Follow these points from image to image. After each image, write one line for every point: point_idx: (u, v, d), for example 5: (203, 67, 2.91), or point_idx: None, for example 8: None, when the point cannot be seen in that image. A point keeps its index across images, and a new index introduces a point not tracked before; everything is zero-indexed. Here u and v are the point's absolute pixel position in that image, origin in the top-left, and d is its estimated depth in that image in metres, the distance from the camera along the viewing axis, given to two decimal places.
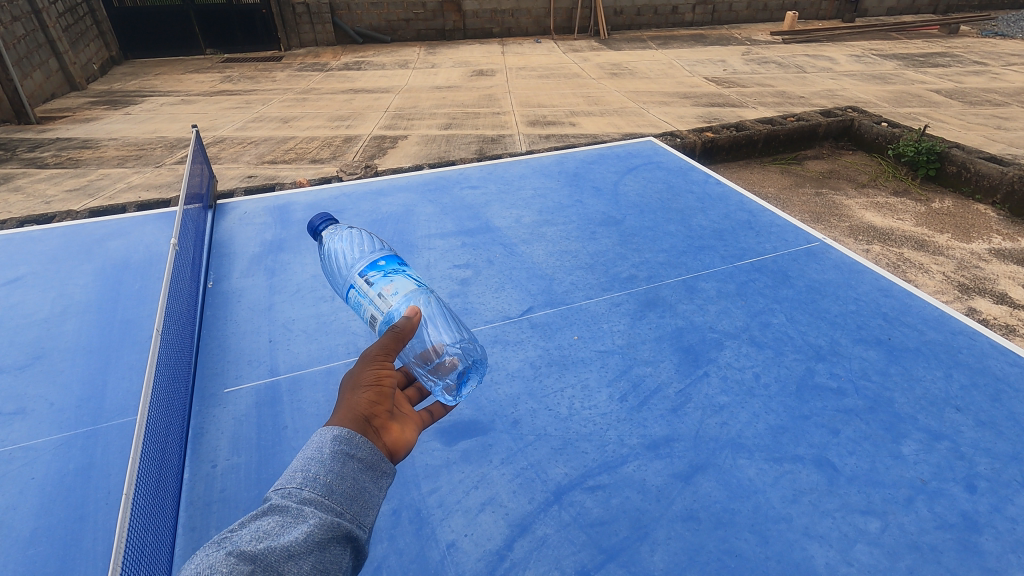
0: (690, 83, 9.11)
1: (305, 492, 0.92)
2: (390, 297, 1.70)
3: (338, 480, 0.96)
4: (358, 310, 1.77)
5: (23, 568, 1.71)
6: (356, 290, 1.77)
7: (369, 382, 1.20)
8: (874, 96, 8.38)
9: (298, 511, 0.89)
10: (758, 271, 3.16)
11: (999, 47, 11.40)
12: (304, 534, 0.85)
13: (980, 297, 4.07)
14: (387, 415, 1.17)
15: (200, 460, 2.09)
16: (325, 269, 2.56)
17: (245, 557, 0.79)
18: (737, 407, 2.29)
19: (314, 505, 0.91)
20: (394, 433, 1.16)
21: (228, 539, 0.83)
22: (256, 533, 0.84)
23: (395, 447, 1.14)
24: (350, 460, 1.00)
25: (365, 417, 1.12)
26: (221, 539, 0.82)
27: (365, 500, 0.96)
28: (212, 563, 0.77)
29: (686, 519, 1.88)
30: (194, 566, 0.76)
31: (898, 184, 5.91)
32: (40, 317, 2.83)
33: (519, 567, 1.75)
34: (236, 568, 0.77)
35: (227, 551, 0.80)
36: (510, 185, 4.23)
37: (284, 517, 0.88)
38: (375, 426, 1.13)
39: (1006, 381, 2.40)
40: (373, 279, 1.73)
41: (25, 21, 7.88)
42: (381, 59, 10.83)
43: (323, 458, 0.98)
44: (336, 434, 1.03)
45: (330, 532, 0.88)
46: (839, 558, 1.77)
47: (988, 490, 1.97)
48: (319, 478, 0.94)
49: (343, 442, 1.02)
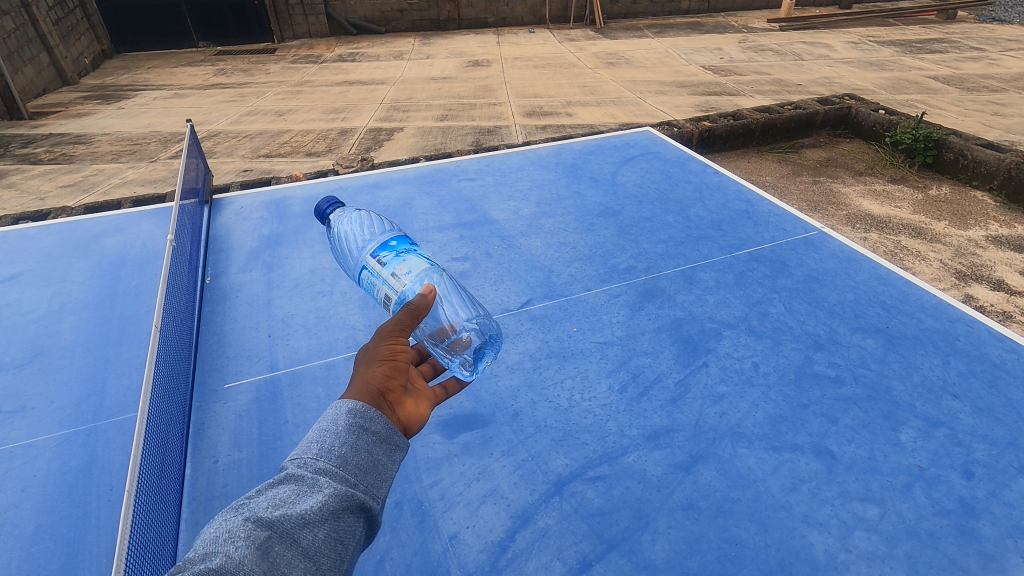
0: (686, 71, 9.08)
1: (321, 463, 0.95)
2: (403, 276, 1.72)
3: (353, 452, 0.99)
4: (372, 292, 1.79)
5: (27, 565, 1.72)
6: (368, 271, 1.79)
7: (384, 356, 1.23)
8: (871, 83, 8.37)
9: (313, 481, 0.93)
10: (756, 261, 3.16)
11: (996, 33, 11.37)
12: (319, 503, 0.89)
13: (977, 284, 4.08)
14: (401, 390, 1.19)
15: (201, 455, 2.10)
16: (337, 250, 2.58)
17: (263, 522, 0.85)
18: (736, 396, 2.30)
19: (329, 475, 0.95)
20: (408, 407, 1.18)
21: (248, 505, 0.88)
22: (273, 500, 0.89)
23: (409, 422, 1.16)
24: (364, 432, 1.03)
25: (380, 390, 1.15)
26: (241, 506, 0.88)
27: (380, 472, 1.00)
28: (232, 529, 0.83)
29: (686, 508, 1.90)
30: (216, 530, 0.83)
31: (896, 171, 5.91)
32: (38, 315, 2.83)
33: (521, 558, 1.76)
34: (254, 534, 0.83)
35: (246, 517, 0.85)
36: (507, 177, 4.22)
37: (300, 486, 0.92)
38: (389, 400, 1.15)
39: (1004, 367, 2.41)
40: (385, 260, 1.76)
41: (15, 15, 7.82)
42: (375, 50, 10.77)
43: (339, 430, 1.01)
44: (351, 407, 1.07)
45: (345, 502, 0.92)
46: (838, 545, 1.78)
47: (985, 475, 1.98)
48: (334, 449, 0.98)
49: (359, 415, 1.05)
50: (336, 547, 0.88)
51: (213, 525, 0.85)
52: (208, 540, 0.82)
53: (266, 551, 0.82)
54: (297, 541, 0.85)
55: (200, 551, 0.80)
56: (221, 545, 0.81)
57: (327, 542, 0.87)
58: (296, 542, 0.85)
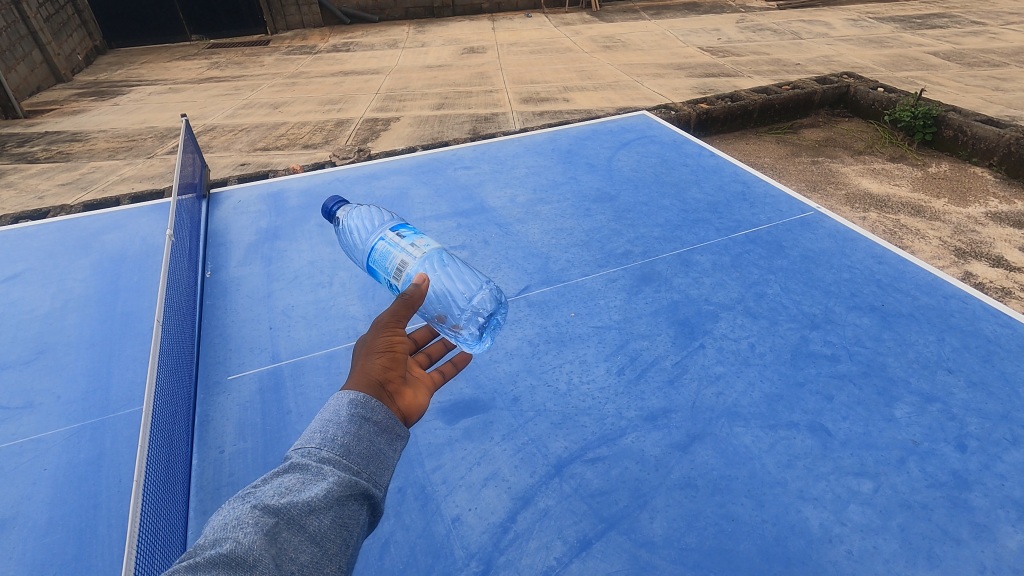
0: (684, 53, 9.02)
1: (324, 452, 0.98)
2: (422, 248, 1.77)
3: (355, 441, 1.02)
4: (383, 261, 1.78)
5: (41, 556, 1.77)
6: (384, 242, 1.79)
7: (382, 347, 1.25)
8: (870, 61, 8.32)
9: (318, 470, 0.96)
10: (753, 242, 3.18)
11: (997, 6, 11.28)
12: (324, 490, 0.93)
13: (976, 261, 4.09)
14: (400, 379, 1.22)
15: (207, 446, 2.14)
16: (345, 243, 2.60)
17: (270, 509, 0.88)
18: (733, 376, 2.33)
19: (333, 463, 0.98)
20: (407, 398, 1.21)
21: (254, 494, 0.92)
22: (279, 488, 0.92)
23: (409, 412, 1.19)
24: (366, 422, 1.06)
25: (380, 382, 1.17)
26: (249, 494, 0.92)
27: (381, 461, 1.03)
28: (241, 516, 0.86)
29: (684, 486, 1.93)
30: (225, 518, 0.86)
31: (895, 150, 5.89)
32: (41, 312, 2.86)
33: (523, 539, 1.80)
34: (263, 519, 0.86)
35: (253, 505, 0.88)
36: (503, 164, 4.23)
37: (305, 474, 0.95)
38: (389, 391, 1.18)
39: (997, 342, 2.44)
40: (405, 234, 1.80)
41: (6, 13, 7.78)
42: (369, 39, 10.71)
43: (340, 420, 1.04)
44: (353, 398, 1.09)
45: (349, 490, 0.95)
46: (832, 519, 1.82)
47: (979, 448, 2.01)
48: (337, 438, 1.01)
49: (360, 405, 1.08)
50: (341, 533, 0.91)
51: (222, 513, 0.88)
52: (217, 527, 0.85)
53: (274, 536, 0.85)
54: (303, 527, 0.88)
55: (209, 538, 0.83)
56: (230, 531, 0.84)
57: (332, 528, 0.90)
58: (303, 528, 0.88)
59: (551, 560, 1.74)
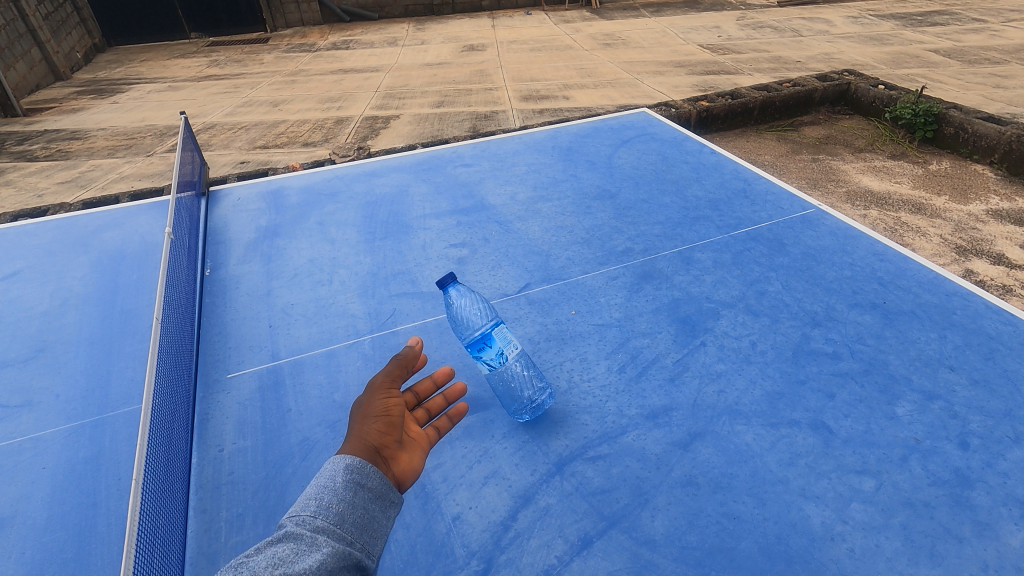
0: (684, 50, 9.01)
1: (319, 520, 0.93)
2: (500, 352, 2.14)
3: (349, 509, 0.98)
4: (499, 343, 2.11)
5: (41, 555, 1.76)
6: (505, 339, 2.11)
7: (379, 412, 1.22)
8: (870, 58, 8.30)
9: (312, 539, 0.90)
10: (754, 240, 3.17)
11: (998, 3, 11.25)
12: (320, 561, 0.86)
13: (977, 259, 4.08)
14: (396, 444, 1.19)
15: (206, 444, 2.13)
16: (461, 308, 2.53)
17: None
18: (734, 374, 2.33)
19: (326, 533, 0.93)
20: (404, 462, 1.17)
21: (246, 565, 0.84)
22: (272, 559, 0.85)
23: (404, 477, 1.15)
24: (360, 488, 1.02)
25: (376, 447, 1.14)
26: (239, 564, 0.84)
27: (374, 531, 0.99)
28: None
29: (685, 485, 1.93)
30: None
31: (896, 147, 5.87)
32: (40, 311, 2.85)
33: (524, 537, 1.80)
34: None
35: None
36: (503, 162, 4.22)
37: (299, 544, 0.89)
38: (384, 456, 1.14)
39: (1000, 339, 2.43)
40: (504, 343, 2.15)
41: (5, 11, 7.76)
42: (369, 37, 10.69)
43: (335, 486, 1.00)
44: (350, 462, 1.06)
45: (344, 561, 0.90)
46: (834, 517, 1.82)
47: (981, 446, 2.01)
48: (331, 505, 0.97)
49: (355, 471, 1.04)
50: None
51: None
52: None
53: None
54: None
55: None
56: None
57: None
58: None
59: (552, 558, 1.74)
